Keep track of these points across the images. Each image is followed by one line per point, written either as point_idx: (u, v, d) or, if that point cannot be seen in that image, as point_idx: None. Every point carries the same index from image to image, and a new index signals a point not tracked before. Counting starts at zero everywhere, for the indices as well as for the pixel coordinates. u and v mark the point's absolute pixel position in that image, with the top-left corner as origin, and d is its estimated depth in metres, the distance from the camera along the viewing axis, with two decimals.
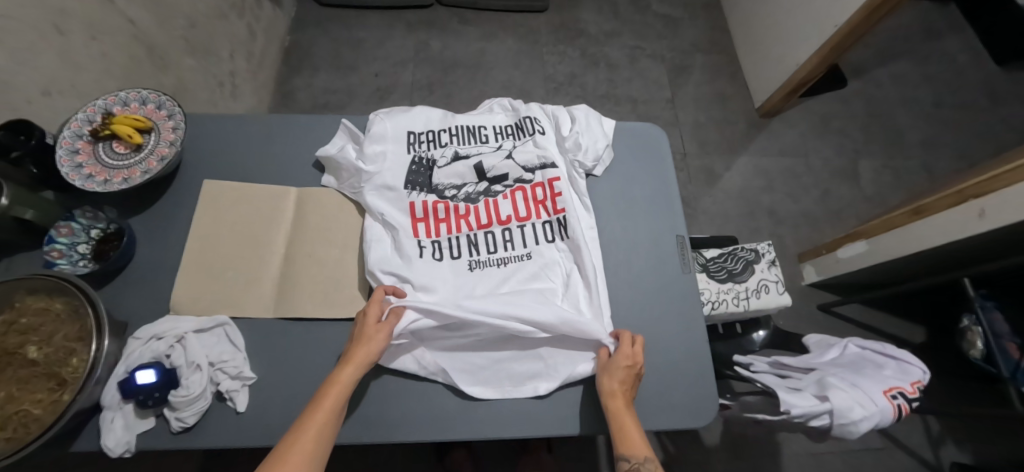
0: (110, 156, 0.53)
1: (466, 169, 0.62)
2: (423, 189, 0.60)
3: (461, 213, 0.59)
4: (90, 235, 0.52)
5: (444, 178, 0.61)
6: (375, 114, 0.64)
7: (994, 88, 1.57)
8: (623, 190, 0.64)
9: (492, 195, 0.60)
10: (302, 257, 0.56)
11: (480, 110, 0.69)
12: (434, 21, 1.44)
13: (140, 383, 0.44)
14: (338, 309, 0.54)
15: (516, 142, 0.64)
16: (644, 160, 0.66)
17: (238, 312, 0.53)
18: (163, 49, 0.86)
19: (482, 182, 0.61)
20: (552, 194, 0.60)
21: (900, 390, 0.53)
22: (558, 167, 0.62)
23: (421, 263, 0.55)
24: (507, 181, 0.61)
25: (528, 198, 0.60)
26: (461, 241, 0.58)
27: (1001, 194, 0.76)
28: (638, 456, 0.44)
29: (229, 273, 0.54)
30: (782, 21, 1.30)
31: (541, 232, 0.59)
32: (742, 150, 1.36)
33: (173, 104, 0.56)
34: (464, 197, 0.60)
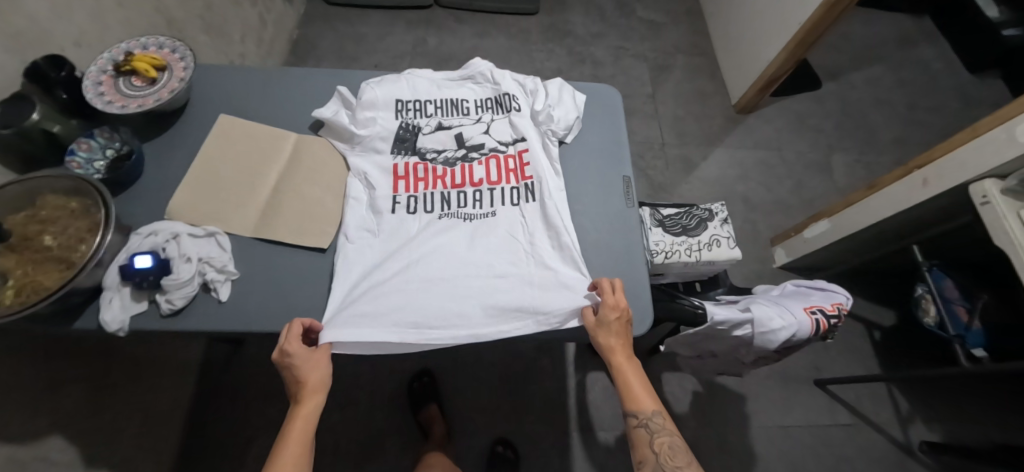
0: (128, 88, 0.62)
1: (447, 137, 0.66)
2: (407, 152, 0.65)
3: (438, 174, 0.63)
4: (106, 154, 0.60)
5: (427, 144, 0.66)
6: (366, 83, 0.68)
7: (966, 93, 1.64)
8: (595, 163, 0.68)
9: (468, 161, 0.64)
10: (292, 200, 0.61)
11: (462, 81, 0.72)
12: (433, 20, 1.56)
13: (139, 266, 0.51)
14: (306, 238, 0.59)
15: (494, 116, 0.69)
16: (612, 137, 0.70)
17: (226, 227, 0.59)
18: (181, 24, 0.97)
19: (460, 150, 0.65)
20: (522, 165, 0.64)
21: (819, 308, 0.58)
22: (529, 140, 0.65)
23: (394, 219, 0.60)
24: (483, 150, 0.65)
25: (501, 165, 0.64)
26: (435, 197, 0.62)
27: (940, 162, 0.83)
28: (645, 411, 0.52)
29: (223, 202, 0.60)
30: (755, 23, 1.40)
31: (507, 195, 0.62)
32: (719, 143, 1.44)
33: (184, 48, 0.65)
34: (443, 161, 0.64)
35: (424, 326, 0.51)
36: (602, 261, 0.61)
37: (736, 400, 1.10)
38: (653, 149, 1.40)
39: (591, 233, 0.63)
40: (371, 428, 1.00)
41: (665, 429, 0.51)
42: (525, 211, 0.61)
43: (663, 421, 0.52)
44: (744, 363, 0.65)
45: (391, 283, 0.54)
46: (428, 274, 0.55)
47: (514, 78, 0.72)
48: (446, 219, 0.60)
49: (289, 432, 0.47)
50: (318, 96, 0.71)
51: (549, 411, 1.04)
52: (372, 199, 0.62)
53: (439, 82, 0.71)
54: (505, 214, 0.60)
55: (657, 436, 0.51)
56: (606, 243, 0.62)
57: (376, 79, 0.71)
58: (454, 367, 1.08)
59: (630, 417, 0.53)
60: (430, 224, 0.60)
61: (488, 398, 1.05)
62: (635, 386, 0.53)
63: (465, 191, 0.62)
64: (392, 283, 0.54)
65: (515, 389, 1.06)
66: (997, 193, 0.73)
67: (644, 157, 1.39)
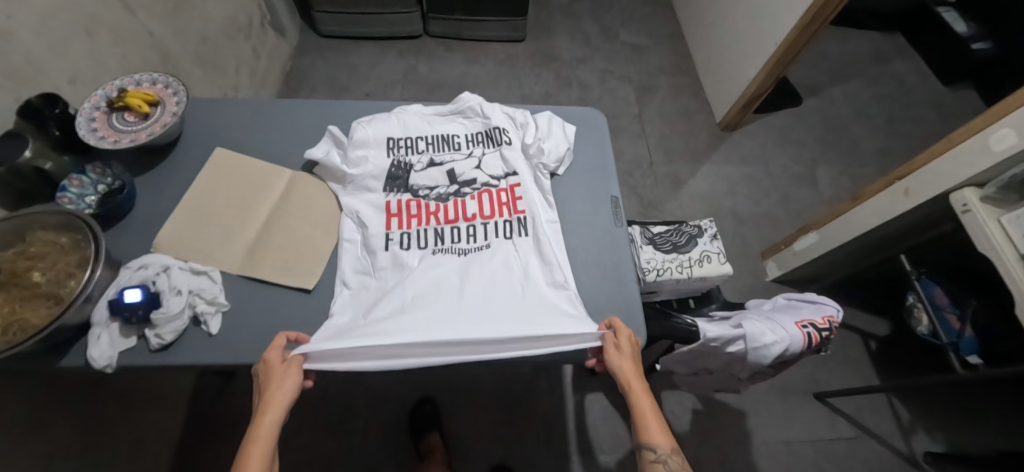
0: (121, 123, 0.63)
1: (440, 174, 0.66)
2: (399, 190, 0.64)
3: (431, 210, 0.63)
4: (97, 189, 0.61)
5: (419, 181, 0.65)
6: (357, 121, 0.68)
7: (941, 103, 1.70)
8: (585, 193, 0.68)
9: (461, 196, 0.64)
10: (281, 238, 0.60)
11: (452, 115, 0.72)
12: (423, 49, 1.61)
13: (128, 300, 0.50)
14: (292, 278, 0.58)
15: (485, 150, 0.68)
16: (598, 164, 0.71)
17: (214, 264, 0.58)
18: (175, 59, 1.00)
19: (452, 186, 0.65)
20: (514, 198, 0.64)
21: (810, 322, 0.59)
22: (520, 174, 0.66)
23: (386, 257, 0.59)
24: (475, 185, 0.65)
25: (494, 199, 0.64)
26: (428, 233, 0.61)
27: (921, 172, 0.85)
28: (663, 447, 0.47)
29: (210, 242, 0.59)
30: (734, 44, 1.46)
31: (500, 229, 0.62)
32: (706, 159, 1.47)
33: (176, 83, 0.66)
34: (436, 197, 0.64)
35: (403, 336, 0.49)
36: (600, 296, 0.60)
37: (737, 416, 1.09)
38: (642, 168, 1.43)
39: (585, 263, 0.63)
40: (367, 457, 0.98)
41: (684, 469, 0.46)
42: (518, 245, 0.61)
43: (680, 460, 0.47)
44: (740, 379, 0.65)
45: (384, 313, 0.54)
46: (421, 308, 0.54)
47: (504, 111, 0.71)
48: (442, 256, 0.59)
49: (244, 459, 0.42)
50: (309, 127, 0.72)
51: (548, 435, 1.02)
52: (364, 236, 0.61)
53: (429, 117, 0.71)
54: (499, 249, 0.60)
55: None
56: (604, 269, 0.63)
57: (367, 117, 0.70)
58: (452, 390, 1.06)
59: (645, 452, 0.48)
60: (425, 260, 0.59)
61: (487, 424, 1.03)
62: (650, 421, 0.48)
63: (459, 225, 0.62)
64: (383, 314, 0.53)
65: (513, 412, 1.04)
66: (977, 201, 0.75)
67: (634, 176, 1.41)
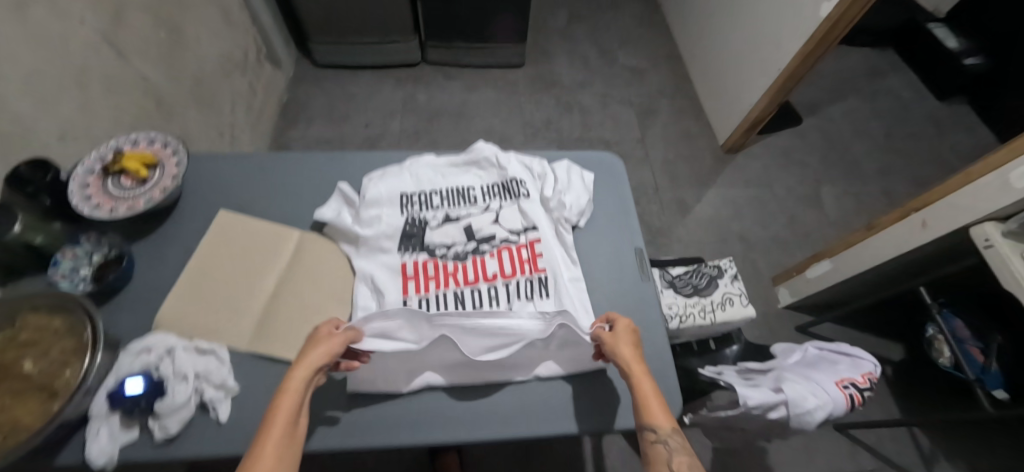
0: (116, 188, 0.59)
1: (456, 230, 0.63)
2: (415, 249, 0.61)
3: (449, 270, 0.60)
4: (92, 260, 0.57)
5: (435, 238, 0.62)
6: (369, 177, 0.65)
7: (938, 119, 1.72)
8: (608, 247, 0.66)
9: (480, 253, 0.61)
10: (292, 308, 0.57)
11: (466, 166, 0.69)
12: (422, 77, 1.60)
13: (129, 392, 0.46)
14: None
15: (502, 203, 0.65)
16: (618, 213, 0.69)
17: (220, 342, 0.54)
18: (170, 103, 0.97)
19: (470, 242, 0.62)
20: (535, 255, 0.61)
21: (852, 381, 0.56)
22: (540, 229, 0.63)
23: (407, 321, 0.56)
24: (494, 241, 0.62)
25: (514, 257, 0.60)
26: (448, 297, 0.58)
27: (938, 206, 0.84)
28: (663, 427, 0.43)
29: (215, 316, 0.55)
30: (734, 67, 1.46)
31: (520, 291, 0.59)
32: (710, 183, 1.46)
33: (175, 142, 0.63)
34: (454, 255, 0.61)
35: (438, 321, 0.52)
36: None
37: (757, 451, 1.06)
38: (647, 193, 1.42)
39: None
40: None
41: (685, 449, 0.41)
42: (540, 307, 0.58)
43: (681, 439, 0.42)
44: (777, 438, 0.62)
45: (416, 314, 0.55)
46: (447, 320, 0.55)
47: (520, 161, 0.69)
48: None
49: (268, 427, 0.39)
50: (317, 181, 0.69)
51: None
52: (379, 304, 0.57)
53: (443, 169, 0.68)
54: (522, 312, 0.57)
55: (674, 454, 0.41)
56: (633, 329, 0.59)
57: (378, 171, 0.68)
58: None
59: (645, 432, 0.43)
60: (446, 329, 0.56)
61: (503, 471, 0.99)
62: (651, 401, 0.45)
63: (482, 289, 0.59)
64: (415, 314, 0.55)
65: (529, 457, 1.00)
66: (998, 235, 0.73)
67: (639, 202, 1.39)
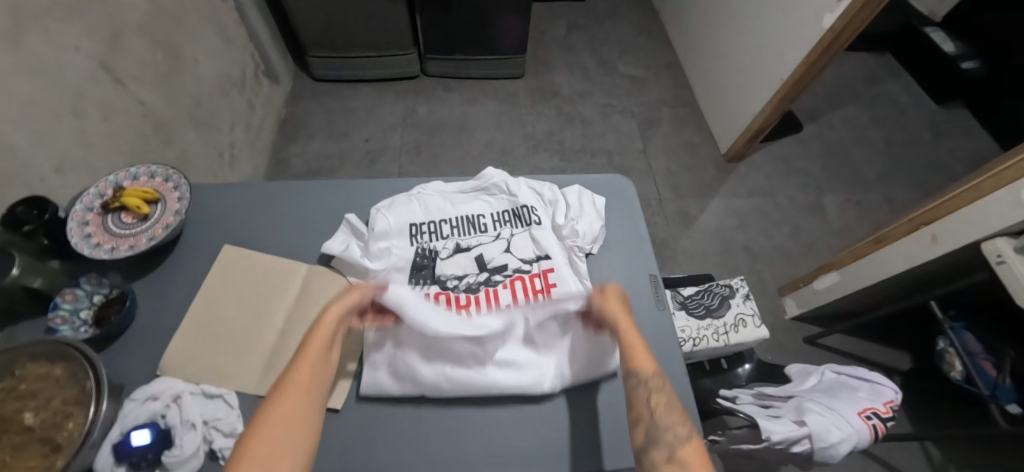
0: (117, 226, 0.57)
1: (467, 260, 0.61)
2: (425, 281, 0.59)
3: (461, 303, 0.57)
4: (93, 301, 0.55)
5: (446, 269, 0.60)
6: (376, 209, 0.63)
7: (937, 124, 1.72)
8: (623, 274, 0.64)
9: (492, 284, 0.59)
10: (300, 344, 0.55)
11: (474, 194, 0.68)
12: (421, 90, 1.59)
13: (135, 444, 0.45)
14: None
15: (513, 230, 0.64)
16: (631, 239, 0.68)
17: (228, 385, 0.52)
18: (169, 126, 0.96)
19: (482, 273, 0.60)
20: (548, 284, 0.59)
21: (874, 411, 0.55)
22: (553, 257, 0.61)
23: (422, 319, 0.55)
24: (506, 271, 0.60)
25: (526, 287, 0.59)
26: None
27: (947, 220, 0.84)
28: (646, 371, 0.44)
29: (224, 357, 0.54)
30: (735, 77, 1.46)
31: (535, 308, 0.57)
32: (714, 193, 1.45)
33: (176, 176, 0.61)
34: (465, 287, 0.59)
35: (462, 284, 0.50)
36: None
37: None
38: (651, 205, 1.41)
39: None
40: None
41: (665, 389, 0.43)
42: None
43: (662, 382, 0.43)
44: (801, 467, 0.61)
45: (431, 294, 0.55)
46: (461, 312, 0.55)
47: (531, 188, 0.69)
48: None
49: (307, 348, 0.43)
50: (323, 211, 0.67)
51: None
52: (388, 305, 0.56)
53: (451, 199, 0.67)
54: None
55: (653, 394, 0.42)
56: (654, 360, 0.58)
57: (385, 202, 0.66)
58: None
59: (629, 376, 0.44)
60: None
61: None
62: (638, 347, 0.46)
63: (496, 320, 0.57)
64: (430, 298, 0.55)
65: None
66: (1010, 251, 0.73)
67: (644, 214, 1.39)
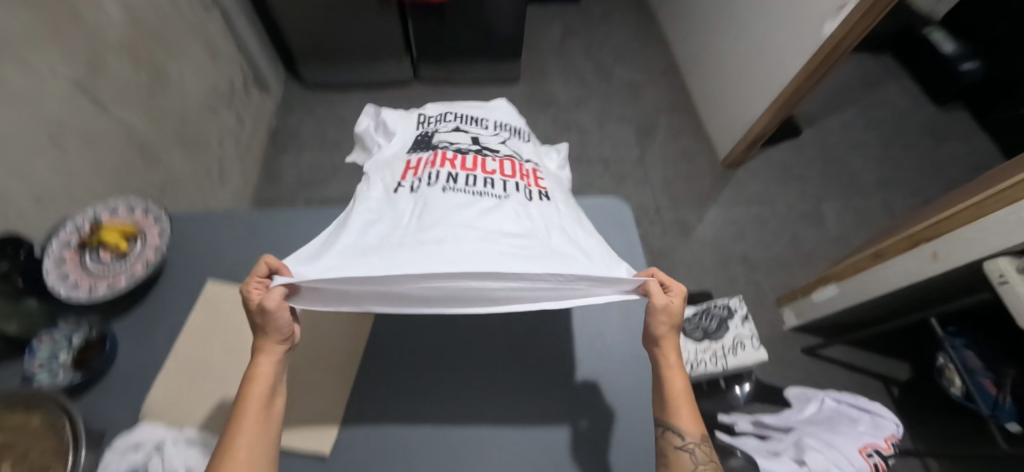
0: (95, 264, 0.56)
1: (465, 138, 0.55)
2: (421, 148, 0.53)
3: (446, 155, 0.50)
4: (71, 343, 0.53)
5: (444, 139, 0.54)
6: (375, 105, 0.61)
7: (935, 127, 1.70)
8: (620, 301, 0.63)
9: (483, 154, 0.52)
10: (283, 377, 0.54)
11: (487, 106, 0.64)
12: (415, 97, 1.57)
13: None
14: (300, 440, 0.49)
15: (514, 138, 0.60)
16: (628, 266, 0.66)
17: (209, 425, 0.51)
18: (154, 148, 0.94)
19: (475, 145, 0.54)
20: (537, 176, 0.53)
21: (875, 448, 0.54)
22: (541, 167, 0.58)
23: (370, 245, 0.40)
24: (497, 150, 0.54)
25: (517, 166, 0.52)
26: (441, 174, 0.48)
27: (947, 237, 0.82)
28: (692, 434, 0.41)
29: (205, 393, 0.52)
30: (734, 83, 1.44)
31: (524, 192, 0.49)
32: (712, 202, 1.44)
33: (156, 209, 0.60)
34: (456, 148, 0.52)
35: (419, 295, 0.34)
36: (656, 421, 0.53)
37: None
38: (648, 214, 1.40)
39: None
40: None
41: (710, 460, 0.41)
42: (546, 211, 0.48)
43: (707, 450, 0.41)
44: None
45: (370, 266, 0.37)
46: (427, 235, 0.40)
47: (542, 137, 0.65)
48: (455, 196, 0.45)
49: (241, 415, 0.37)
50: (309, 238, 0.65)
51: None
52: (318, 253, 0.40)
53: (466, 106, 0.63)
54: (522, 205, 0.47)
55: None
56: None
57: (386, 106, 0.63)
58: None
59: (670, 435, 0.42)
60: (430, 196, 0.45)
61: None
62: (681, 403, 0.43)
63: (492, 355, 0.57)
64: (369, 262, 0.38)
65: None
66: (1016, 273, 0.70)
67: (641, 225, 1.38)
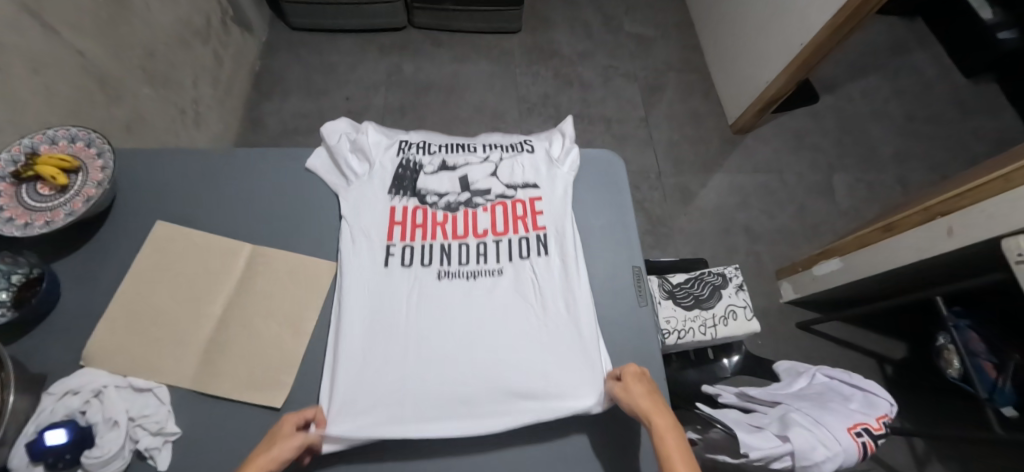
0: (32, 198, 0.51)
1: (451, 179, 0.61)
2: (406, 192, 0.59)
3: (438, 220, 0.57)
4: (11, 281, 0.48)
5: (429, 184, 0.60)
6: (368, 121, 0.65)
7: (963, 99, 1.58)
8: (604, 264, 0.58)
9: (473, 206, 0.59)
10: (237, 327, 0.51)
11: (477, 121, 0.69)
12: (408, 45, 1.47)
13: (50, 444, 0.40)
14: (253, 393, 0.48)
15: (504, 154, 0.64)
16: (616, 225, 0.61)
17: (156, 374, 0.48)
18: (116, 82, 0.87)
19: (464, 193, 0.59)
20: (533, 211, 0.58)
21: (866, 427, 0.51)
22: (541, 187, 0.60)
23: (384, 346, 0.49)
24: (489, 195, 0.59)
25: (509, 212, 0.58)
26: (434, 249, 0.55)
27: (966, 212, 0.76)
28: None
29: (153, 341, 0.49)
30: (751, 40, 1.32)
31: (516, 248, 0.56)
32: (717, 168, 1.36)
33: (99, 140, 0.54)
34: (444, 204, 0.58)
35: (432, 424, 0.45)
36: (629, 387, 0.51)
37: None
38: (648, 178, 1.33)
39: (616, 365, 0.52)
40: None
41: None
42: (537, 266, 0.55)
43: None
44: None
45: (387, 383, 0.47)
46: (430, 339, 0.49)
47: None
48: (450, 280, 0.53)
49: None
50: (277, 184, 0.61)
51: None
52: (338, 355, 0.48)
53: None
54: (515, 273, 0.54)
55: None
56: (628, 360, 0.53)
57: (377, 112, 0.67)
58: None
59: None
60: (426, 282, 0.53)
61: None
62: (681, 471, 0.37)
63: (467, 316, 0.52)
64: (388, 379, 0.47)
65: None
66: None
67: (641, 189, 1.31)
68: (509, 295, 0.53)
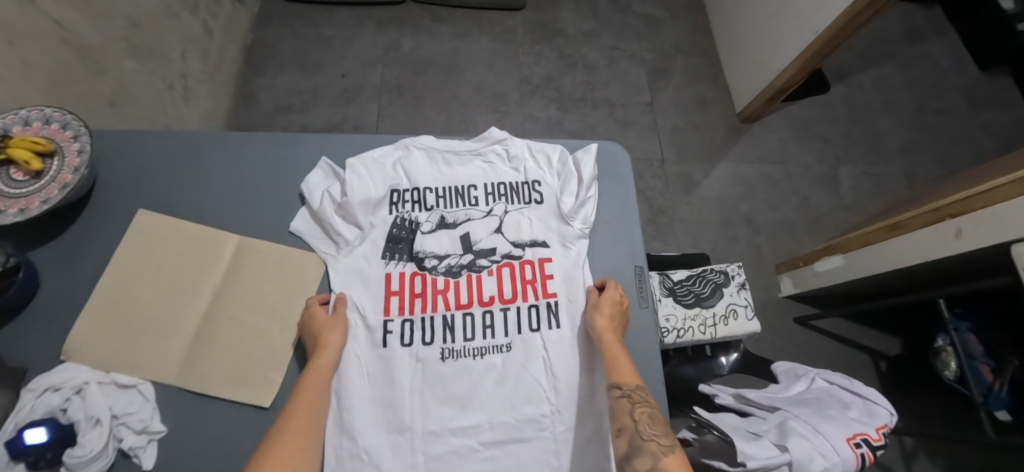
0: (5, 184, 0.48)
1: (451, 239, 0.55)
2: (402, 257, 0.53)
3: (438, 288, 0.52)
4: None
5: (427, 246, 0.54)
6: (353, 159, 0.57)
7: (976, 92, 1.54)
8: (604, 263, 0.56)
9: (476, 269, 0.53)
10: (222, 323, 0.49)
11: (476, 146, 0.61)
12: (406, 19, 1.40)
13: (29, 443, 0.38)
14: (241, 392, 0.47)
15: (509, 205, 0.57)
16: (619, 226, 0.59)
17: (142, 371, 0.46)
18: (98, 54, 0.82)
19: (466, 255, 0.54)
20: (543, 275, 0.53)
21: (864, 437, 0.50)
22: (551, 245, 0.55)
23: (386, 440, 0.46)
24: (494, 256, 0.54)
25: (515, 276, 0.53)
26: (436, 323, 0.50)
27: (977, 214, 0.73)
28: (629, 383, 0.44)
29: (137, 337, 0.48)
30: (764, 25, 1.27)
31: (525, 319, 0.51)
32: (721, 157, 1.33)
33: (76, 123, 0.51)
34: (445, 269, 0.53)
35: None
36: None
37: None
38: (652, 166, 1.30)
39: None
40: None
41: (647, 401, 0.43)
42: (548, 339, 0.50)
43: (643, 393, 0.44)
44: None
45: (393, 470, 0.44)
46: (436, 430, 0.46)
47: (534, 149, 0.61)
48: (456, 361, 0.49)
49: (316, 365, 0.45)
50: (265, 172, 0.58)
51: None
52: (339, 439, 0.46)
53: (447, 155, 0.60)
54: (525, 349, 0.50)
55: (636, 405, 0.42)
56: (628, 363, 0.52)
57: (360, 156, 0.58)
58: None
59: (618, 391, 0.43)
60: (429, 364, 0.48)
61: None
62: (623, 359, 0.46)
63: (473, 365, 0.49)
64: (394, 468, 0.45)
65: None
66: None
67: (643, 176, 1.28)
68: (519, 372, 0.49)
